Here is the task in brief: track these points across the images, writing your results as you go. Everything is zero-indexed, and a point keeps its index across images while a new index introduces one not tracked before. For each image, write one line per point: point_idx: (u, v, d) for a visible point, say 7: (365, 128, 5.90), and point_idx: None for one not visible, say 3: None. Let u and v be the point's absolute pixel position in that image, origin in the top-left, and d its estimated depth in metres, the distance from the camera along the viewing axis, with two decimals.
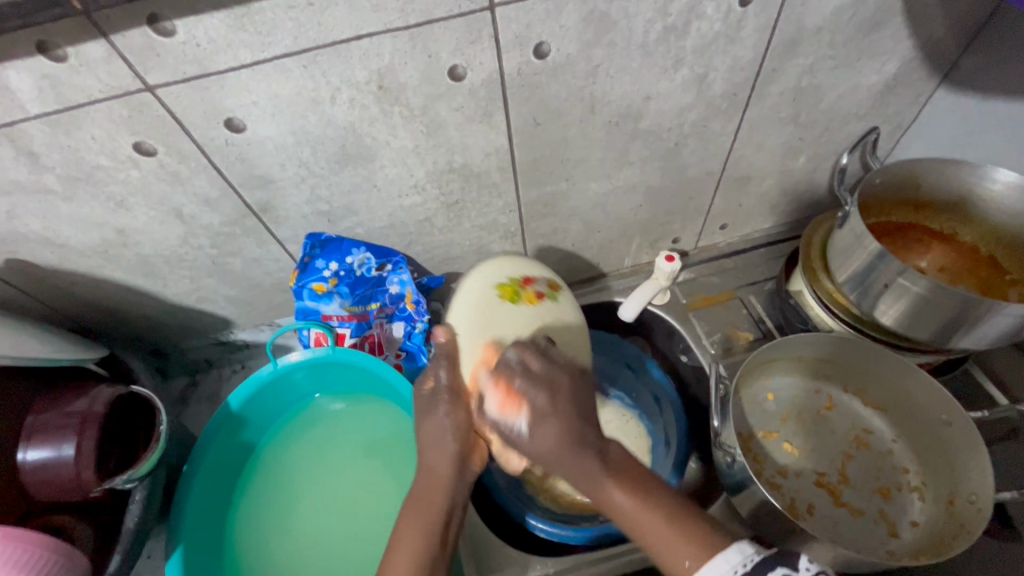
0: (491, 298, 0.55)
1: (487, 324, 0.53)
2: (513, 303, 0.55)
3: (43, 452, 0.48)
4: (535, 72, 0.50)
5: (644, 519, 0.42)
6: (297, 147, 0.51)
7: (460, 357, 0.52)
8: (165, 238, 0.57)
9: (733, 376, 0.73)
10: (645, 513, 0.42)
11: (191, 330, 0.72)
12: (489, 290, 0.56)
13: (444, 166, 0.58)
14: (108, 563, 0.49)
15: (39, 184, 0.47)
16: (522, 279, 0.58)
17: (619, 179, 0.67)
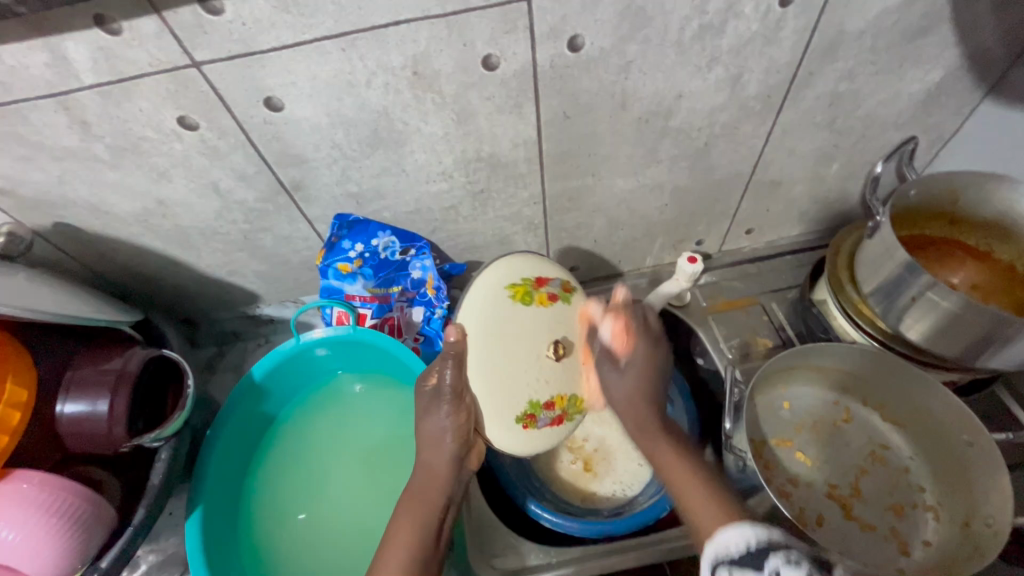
0: (502, 299, 0.54)
1: (495, 327, 0.53)
2: (523, 306, 0.54)
3: (79, 406, 0.49)
4: (567, 65, 0.51)
5: (679, 470, 0.51)
6: (331, 129, 0.52)
7: (469, 360, 0.52)
8: (202, 211, 0.59)
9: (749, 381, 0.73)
10: (679, 467, 0.51)
11: (221, 302, 0.74)
12: (501, 291, 0.54)
13: (472, 155, 0.59)
14: (132, 516, 0.51)
15: (89, 152, 0.50)
16: (536, 279, 0.56)
17: (645, 177, 0.67)
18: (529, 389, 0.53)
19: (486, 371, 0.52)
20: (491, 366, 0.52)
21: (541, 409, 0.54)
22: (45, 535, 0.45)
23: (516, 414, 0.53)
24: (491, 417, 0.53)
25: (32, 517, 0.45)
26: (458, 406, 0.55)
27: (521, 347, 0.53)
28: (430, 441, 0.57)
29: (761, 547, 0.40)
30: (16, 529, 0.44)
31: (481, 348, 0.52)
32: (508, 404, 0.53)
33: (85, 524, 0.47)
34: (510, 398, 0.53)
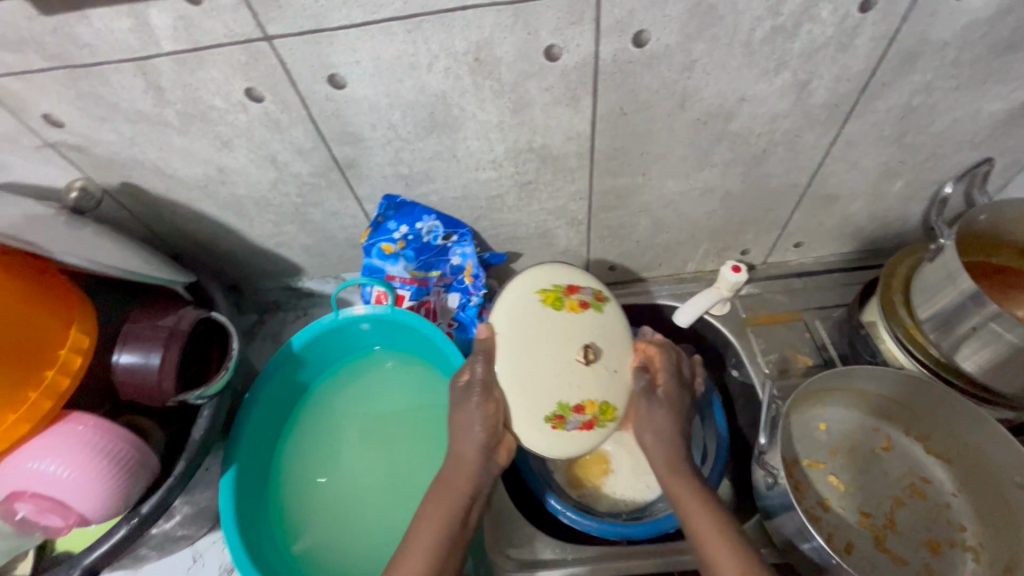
0: (531, 304, 0.57)
1: (523, 334, 0.56)
2: (553, 310, 0.57)
3: (133, 357, 0.51)
4: (630, 60, 0.50)
5: (697, 506, 0.53)
6: (389, 110, 0.53)
7: (498, 356, 0.56)
8: (258, 181, 0.61)
9: (786, 398, 0.71)
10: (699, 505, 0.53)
11: (266, 272, 0.77)
12: (532, 296, 0.57)
13: (523, 145, 0.58)
14: (174, 468, 0.52)
15: (160, 117, 0.52)
16: (567, 286, 0.58)
17: (697, 181, 0.66)
18: (558, 391, 0.55)
19: (515, 372, 0.55)
20: (520, 365, 0.55)
21: (570, 413, 0.55)
22: (87, 469, 0.45)
23: (545, 414, 0.55)
24: (520, 417, 0.55)
25: (74, 451, 0.45)
26: (486, 399, 0.55)
27: (549, 350, 0.56)
28: (458, 428, 0.56)
29: None
30: (60, 462, 0.45)
31: (511, 349, 0.56)
32: (535, 404, 0.55)
33: (127, 467, 0.48)
34: (538, 398, 0.55)
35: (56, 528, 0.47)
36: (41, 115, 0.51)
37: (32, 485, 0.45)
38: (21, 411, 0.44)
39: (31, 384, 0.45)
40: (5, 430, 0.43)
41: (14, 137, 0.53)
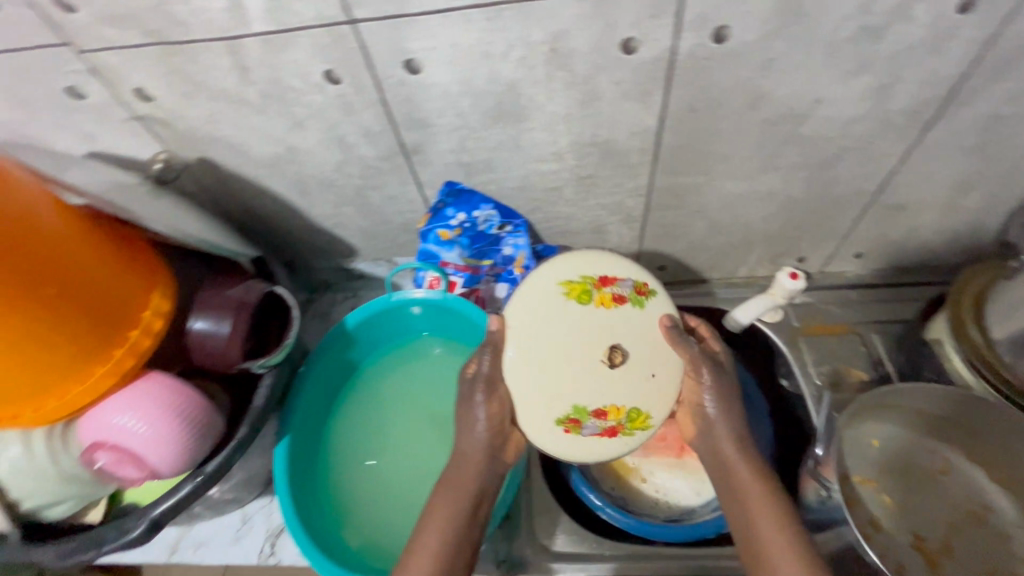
0: (555, 297, 0.56)
1: (541, 329, 0.56)
2: (577, 305, 0.56)
3: (204, 324, 0.53)
4: (706, 56, 0.49)
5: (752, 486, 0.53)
6: (459, 97, 0.54)
7: (506, 351, 0.56)
8: (325, 162, 0.62)
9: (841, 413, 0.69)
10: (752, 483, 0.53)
11: (321, 252, 0.79)
12: (556, 288, 0.56)
13: (588, 138, 0.58)
14: (236, 432, 0.54)
15: (240, 95, 0.54)
16: (600, 278, 0.57)
17: (761, 183, 0.64)
18: (573, 394, 0.55)
19: (528, 368, 0.55)
20: (534, 363, 0.55)
21: (588, 417, 0.55)
22: (162, 423, 0.48)
23: (557, 416, 0.55)
24: (532, 417, 0.56)
25: (152, 406, 0.48)
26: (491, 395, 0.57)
27: (567, 347, 0.55)
28: (463, 427, 0.58)
29: None
30: (137, 416, 0.47)
31: (530, 343, 0.55)
32: (547, 402, 0.55)
33: (195, 422, 0.50)
34: (551, 395, 0.55)
35: (132, 478, 0.49)
36: (133, 89, 0.53)
37: (112, 436, 0.48)
38: (107, 366, 0.46)
39: (116, 342, 0.47)
40: (91, 384, 0.46)
41: (106, 109, 0.56)
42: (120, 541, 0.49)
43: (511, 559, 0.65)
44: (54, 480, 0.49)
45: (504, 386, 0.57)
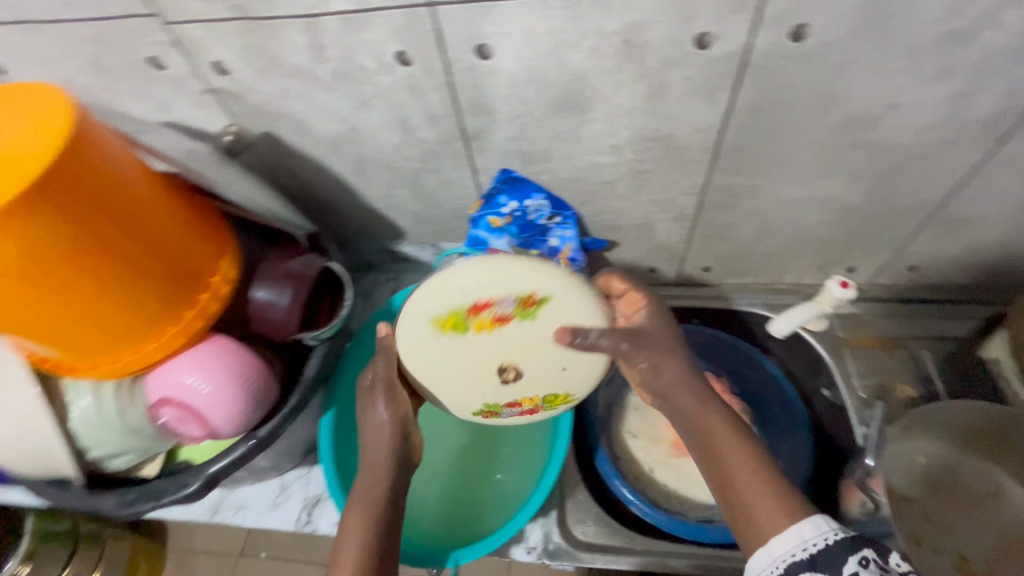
0: (428, 333, 0.54)
1: (432, 359, 0.56)
2: (455, 335, 0.54)
3: (265, 293, 0.55)
4: (782, 54, 0.48)
5: (728, 446, 0.48)
6: (526, 85, 0.54)
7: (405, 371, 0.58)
8: (385, 143, 0.63)
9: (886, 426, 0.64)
10: (730, 445, 0.48)
11: (370, 233, 0.80)
12: (426, 326, 0.54)
13: (649, 133, 0.58)
14: (288, 399, 0.56)
15: (313, 73, 0.55)
16: (473, 304, 0.52)
17: (820, 188, 0.63)
18: (482, 397, 0.60)
19: (432, 382, 0.58)
20: (436, 380, 0.58)
21: (502, 407, 0.61)
22: (226, 386, 0.50)
23: (473, 411, 0.62)
24: (455, 410, 0.62)
25: (219, 369, 0.50)
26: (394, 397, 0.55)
27: (463, 364, 0.57)
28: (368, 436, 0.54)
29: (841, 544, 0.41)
30: (202, 378, 0.49)
31: (422, 367, 0.57)
32: (463, 402, 0.60)
33: (255, 388, 0.51)
34: (462, 397, 0.60)
35: (192, 437, 0.52)
36: (211, 61, 0.55)
37: (178, 395, 0.50)
38: (178, 327, 0.49)
39: (188, 304, 0.49)
40: (164, 342, 0.48)
41: (183, 80, 0.58)
42: (177, 496, 0.52)
43: (545, 547, 0.64)
44: (119, 432, 0.51)
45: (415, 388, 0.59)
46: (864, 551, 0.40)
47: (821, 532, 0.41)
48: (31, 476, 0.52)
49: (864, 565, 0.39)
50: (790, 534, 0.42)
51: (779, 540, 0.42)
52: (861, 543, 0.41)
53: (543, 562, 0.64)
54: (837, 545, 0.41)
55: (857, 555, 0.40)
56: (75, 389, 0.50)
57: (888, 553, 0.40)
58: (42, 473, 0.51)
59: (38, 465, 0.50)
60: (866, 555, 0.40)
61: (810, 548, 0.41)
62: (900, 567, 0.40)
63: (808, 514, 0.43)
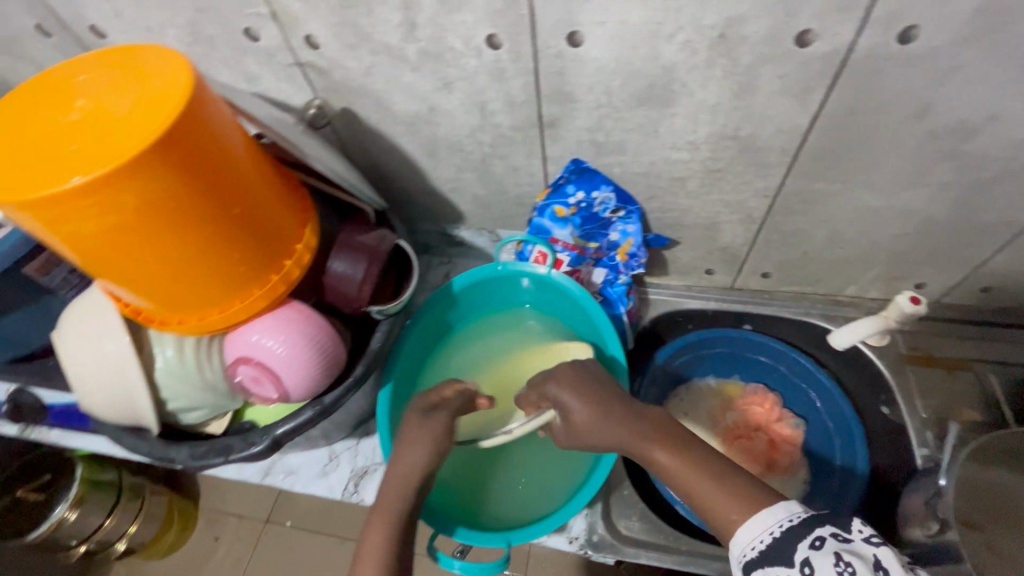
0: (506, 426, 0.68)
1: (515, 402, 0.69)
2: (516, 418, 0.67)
3: (341, 264, 0.56)
4: (885, 57, 0.47)
5: (684, 473, 0.46)
6: (612, 75, 0.54)
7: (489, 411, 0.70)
8: (460, 126, 0.64)
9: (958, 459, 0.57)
10: (689, 470, 0.46)
11: (431, 215, 0.81)
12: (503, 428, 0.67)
13: (730, 131, 0.57)
14: (353, 369, 0.57)
15: (401, 51, 0.56)
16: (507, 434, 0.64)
17: (901, 199, 0.61)
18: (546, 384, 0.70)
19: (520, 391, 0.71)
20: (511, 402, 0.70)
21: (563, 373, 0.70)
22: (301, 351, 0.51)
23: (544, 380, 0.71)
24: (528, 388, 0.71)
25: (296, 334, 0.51)
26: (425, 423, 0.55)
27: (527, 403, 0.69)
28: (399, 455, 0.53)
29: (794, 528, 0.40)
30: (279, 340, 0.51)
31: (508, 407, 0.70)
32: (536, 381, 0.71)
33: (326, 356, 0.53)
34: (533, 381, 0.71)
35: (264, 397, 0.53)
36: (304, 36, 0.57)
37: (255, 355, 0.51)
38: (263, 289, 0.50)
39: (273, 269, 0.51)
40: (249, 303, 0.50)
41: (275, 53, 0.59)
42: (245, 453, 0.53)
43: (589, 538, 0.64)
44: (197, 387, 0.53)
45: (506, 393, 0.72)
46: (817, 532, 0.40)
47: (766, 525, 0.41)
48: (112, 421, 0.55)
49: (817, 547, 0.39)
50: (750, 525, 0.42)
51: (736, 542, 0.42)
52: (812, 523, 0.41)
53: (585, 552, 0.64)
54: (787, 533, 0.41)
55: (809, 538, 0.40)
56: (160, 342, 0.53)
57: (843, 525, 0.41)
58: (123, 419, 0.54)
59: (122, 410, 0.53)
60: (820, 535, 0.40)
61: (758, 545, 0.41)
62: (861, 533, 0.40)
63: (763, 505, 0.42)
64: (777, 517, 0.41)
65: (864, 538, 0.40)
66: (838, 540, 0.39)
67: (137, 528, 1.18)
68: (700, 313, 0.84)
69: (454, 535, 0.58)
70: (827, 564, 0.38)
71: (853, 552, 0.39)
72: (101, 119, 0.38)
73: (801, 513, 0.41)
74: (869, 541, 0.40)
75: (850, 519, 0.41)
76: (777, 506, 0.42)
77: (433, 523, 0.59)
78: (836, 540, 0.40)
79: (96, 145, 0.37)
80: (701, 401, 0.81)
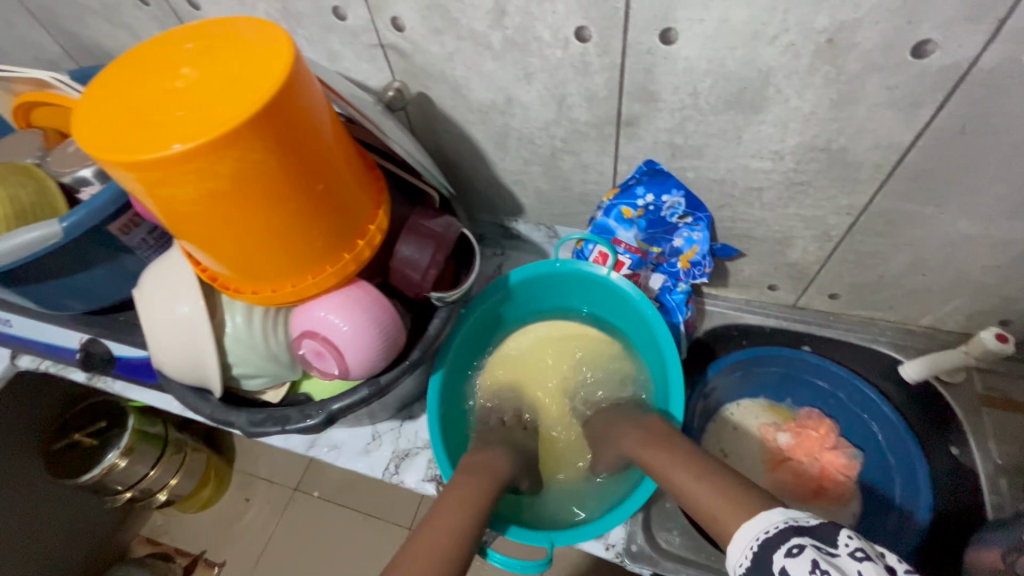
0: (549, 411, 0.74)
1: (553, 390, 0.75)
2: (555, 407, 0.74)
3: (408, 248, 0.56)
4: (1012, 74, 0.43)
5: (675, 474, 0.53)
6: (702, 76, 0.52)
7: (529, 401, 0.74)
8: (535, 118, 0.63)
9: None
10: (683, 475, 0.52)
11: (491, 205, 0.81)
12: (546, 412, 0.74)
13: (820, 143, 0.54)
14: (410, 352, 0.57)
15: (485, 39, 0.55)
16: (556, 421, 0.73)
17: (1000, 229, 0.56)
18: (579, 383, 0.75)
19: (555, 382, 0.75)
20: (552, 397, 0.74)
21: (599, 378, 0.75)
22: (366, 330, 0.52)
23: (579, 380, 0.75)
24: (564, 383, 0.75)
25: (360, 313, 0.52)
26: (495, 456, 0.61)
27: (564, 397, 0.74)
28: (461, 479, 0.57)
29: (771, 540, 0.42)
30: (346, 317, 0.52)
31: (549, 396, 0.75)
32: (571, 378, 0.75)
33: (387, 338, 0.53)
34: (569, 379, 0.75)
35: (325, 371, 0.54)
36: (391, 18, 0.57)
37: (321, 330, 0.52)
38: (335, 267, 0.51)
39: (346, 249, 0.51)
40: (321, 279, 0.51)
41: (360, 33, 0.60)
42: (301, 425, 0.53)
43: (627, 547, 0.62)
44: (262, 356, 0.56)
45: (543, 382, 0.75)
46: (795, 540, 0.40)
47: (746, 542, 0.43)
48: (178, 379, 0.57)
49: (794, 555, 0.40)
50: (740, 536, 0.44)
51: (730, 555, 0.44)
52: (790, 532, 0.41)
53: (622, 561, 0.62)
54: (767, 541, 0.42)
55: (785, 546, 0.40)
56: (230, 309, 0.55)
57: (829, 539, 0.40)
58: (187, 378, 0.56)
59: (188, 370, 0.55)
60: (798, 543, 0.40)
61: (744, 562, 0.43)
62: (848, 547, 0.39)
63: (753, 515, 0.44)
64: (756, 528, 0.43)
65: (851, 552, 0.38)
66: (818, 551, 0.39)
67: (179, 481, 1.22)
68: (758, 329, 0.80)
69: (508, 534, 0.59)
70: (801, 570, 0.39)
71: (833, 563, 0.38)
72: (206, 87, 0.39)
73: (783, 522, 0.42)
74: (854, 556, 0.38)
75: (839, 530, 0.40)
76: (761, 516, 0.44)
77: (494, 524, 0.60)
78: (816, 549, 0.39)
79: (199, 112, 0.38)
80: (753, 418, 0.79)
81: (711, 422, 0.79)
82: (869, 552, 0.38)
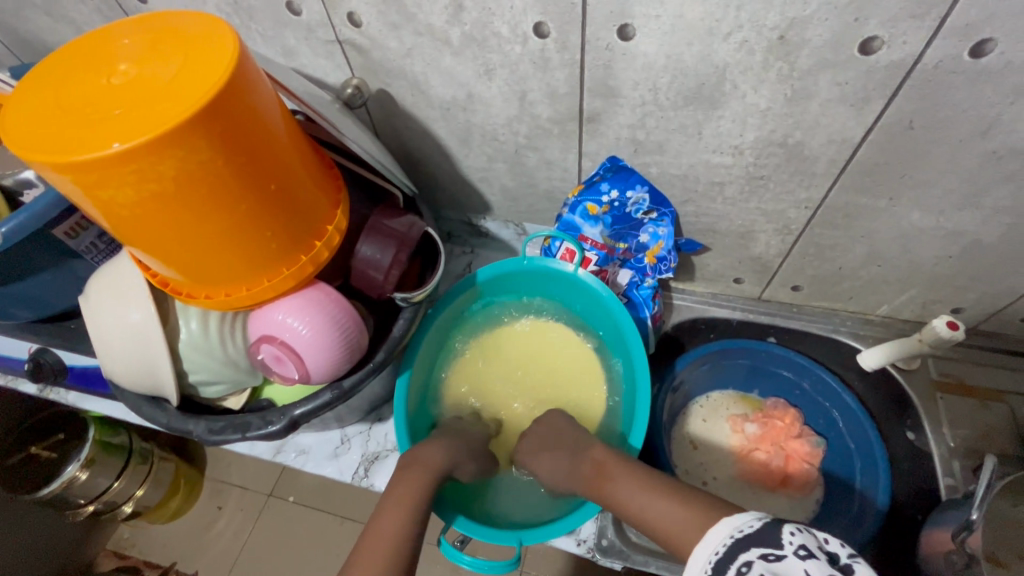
0: (517, 404, 0.74)
1: (519, 383, 0.75)
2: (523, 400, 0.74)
3: (370, 247, 0.55)
4: (954, 70, 0.45)
5: (636, 493, 0.52)
6: (661, 72, 0.52)
7: (497, 395, 0.74)
8: (497, 115, 0.62)
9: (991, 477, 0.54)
10: (646, 495, 0.52)
11: (458, 203, 0.80)
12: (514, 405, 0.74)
13: (777, 138, 0.55)
14: (374, 354, 0.56)
15: (444, 34, 0.54)
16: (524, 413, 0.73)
17: (949, 220, 0.58)
18: (546, 375, 0.75)
19: (523, 376, 0.75)
20: (519, 390, 0.74)
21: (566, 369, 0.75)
22: (327, 333, 0.51)
23: (546, 372, 0.75)
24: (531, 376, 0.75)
25: (319, 316, 0.51)
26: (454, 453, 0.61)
27: (532, 389, 0.74)
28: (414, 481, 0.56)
29: (723, 560, 0.42)
30: (305, 321, 0.50)
31: (517, 390, 0.74)
32: (538, 370, 0.75)
33: (350, 342, 0.52)
34: (536, 371, 0.75)
35: (286, 377, 0.53)
36: (346, 12, 0.55)
37: (279, 334, 0.51)
38: (290, 270, 0.50)
39: (302, 250, 0.50)
40: (277, 282, 0.50)
41: (315, 27, 0.58)
42: (262, 431, 0.52)
43: (598, 542, 0.63)
44: (219, 363, 0.54)
45: (510, 376, 0.75)
46: (742, 559, 0.41)
47: (701, 562, 0.44)
48: (129, 388, 0.54)
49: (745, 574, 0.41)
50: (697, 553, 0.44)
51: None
52: (736, 551, 0.42)
53: (593, 556, 0.63)
54: (720, 560, 0.43)
55: (736, 566, 0.42)
56: (184, 315, 0.53)
57: (773, 541, 0.41)
58: (139, 386, 0.54)
59: (140, 379, 0.53)
60: (745, 561, 0.41)
61: None
62: (792, 547, 0.40)
63: (706, 531, 0.45)
64: (706, 550, 0.44)
65: (794, 552, 0.40)
66: (765, 562, 0.40)
67: (145, 492, 1.18)
68: (724, 322, 0.81)
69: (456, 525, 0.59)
70: None
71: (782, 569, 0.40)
72: (146, 83, 0.37)
73: (734, 534, 0.43)
74: (799, 555, 0.40)
75: (780, 529, 0.42)
76: (709, 534, 0.44)
77: (441, 514, 0.60)
78: (762, 560, 0.41)
79: (137, 112, 0.36)
80: (722, 409, 0.81)
81: (682, 415, 0.80)
82: (810, 548, 0.40)
